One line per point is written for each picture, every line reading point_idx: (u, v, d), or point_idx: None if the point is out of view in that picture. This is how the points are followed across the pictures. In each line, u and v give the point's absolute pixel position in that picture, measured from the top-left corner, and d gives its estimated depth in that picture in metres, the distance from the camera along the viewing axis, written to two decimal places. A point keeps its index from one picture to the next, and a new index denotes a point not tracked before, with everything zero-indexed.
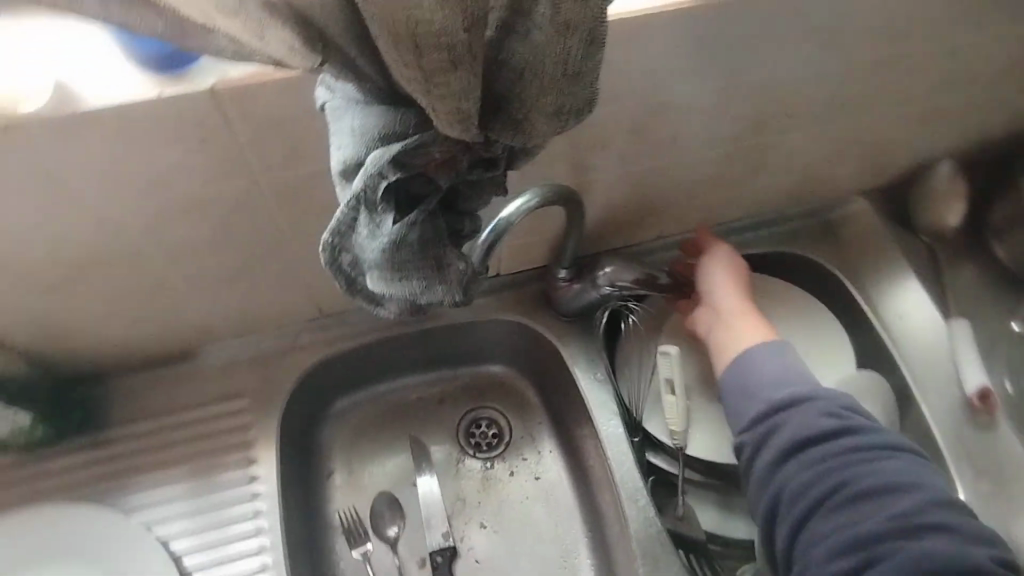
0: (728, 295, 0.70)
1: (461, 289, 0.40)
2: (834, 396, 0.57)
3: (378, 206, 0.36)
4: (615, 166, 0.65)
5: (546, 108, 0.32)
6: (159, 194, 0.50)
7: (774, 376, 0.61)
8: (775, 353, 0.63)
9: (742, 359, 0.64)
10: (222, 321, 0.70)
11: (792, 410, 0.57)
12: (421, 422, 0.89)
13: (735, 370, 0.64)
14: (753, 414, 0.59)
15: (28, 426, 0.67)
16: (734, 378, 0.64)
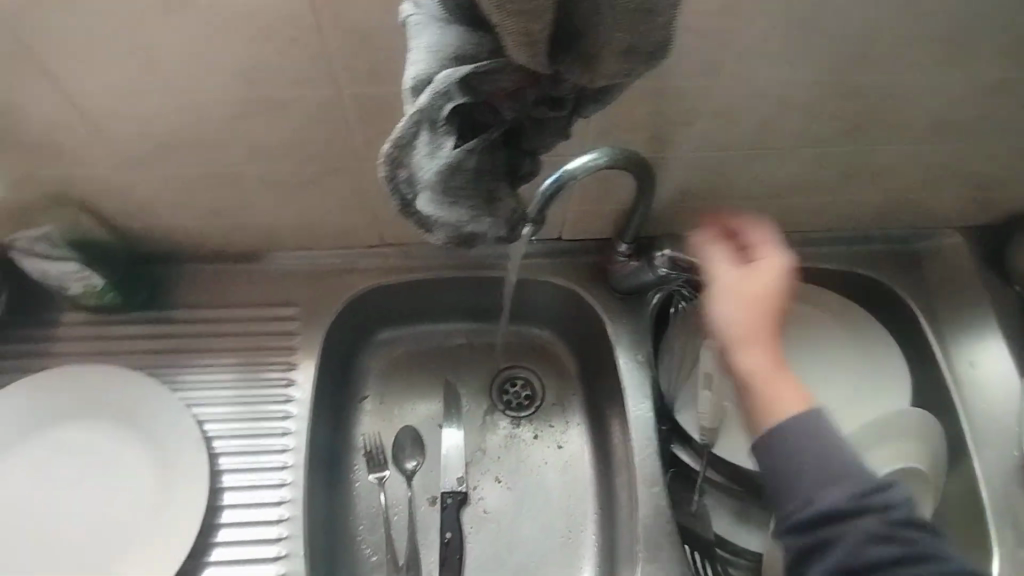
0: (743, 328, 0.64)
1: (509, 227, 0.41)
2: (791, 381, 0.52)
3: (440, 128, 0.36)
4: (696, 145, 0.63)
5: (622, 46, 0.29)
6: (247, 88, 0.52)
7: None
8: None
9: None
10: (289, 230, 0.73)
11: (795, 386, 0.51)
12: (458, 368, 0.91)
13: (754, 425, 0.57)
14: (759, 405, 0.54)
15: (101, 289, 0.70)
16: (756, 434, 0.56)
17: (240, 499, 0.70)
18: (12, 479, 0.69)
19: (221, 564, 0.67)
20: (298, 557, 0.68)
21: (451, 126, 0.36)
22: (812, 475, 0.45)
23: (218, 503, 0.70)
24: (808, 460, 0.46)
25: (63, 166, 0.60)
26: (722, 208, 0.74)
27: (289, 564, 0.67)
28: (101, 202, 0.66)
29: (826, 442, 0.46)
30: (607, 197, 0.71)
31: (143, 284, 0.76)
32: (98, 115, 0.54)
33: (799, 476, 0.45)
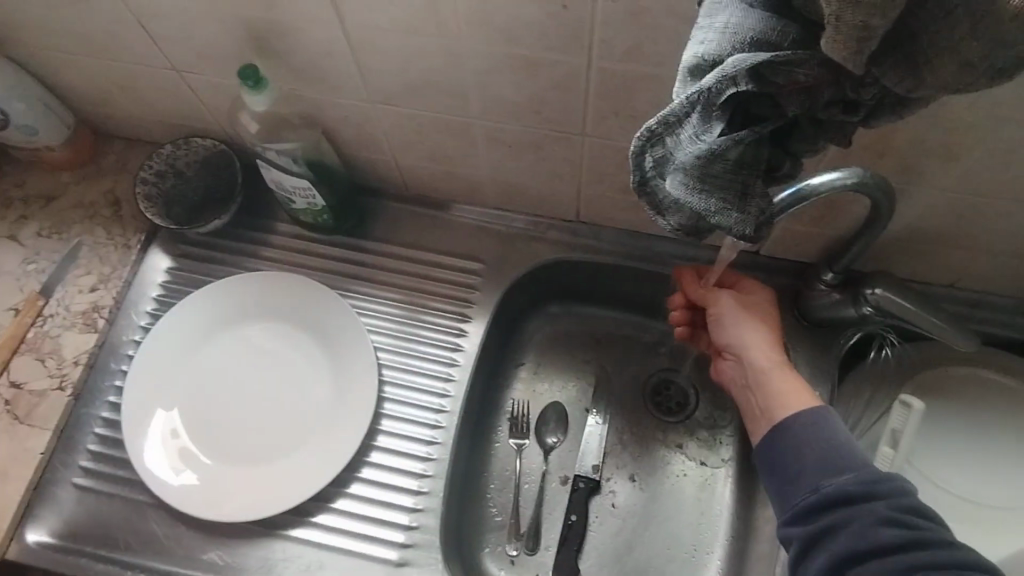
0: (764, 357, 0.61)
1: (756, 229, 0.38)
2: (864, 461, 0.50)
3: (715, 111, 0.35)
4: (948, 183, 0.57)
5: (962, 60, 0.27)
6: (505, 42, 0.54)
7: (820, 461, 0.51)
8: (814, 429, 0.53)
9: (783, 439, 0.54)
10: (494, 188, 0.76)
11: (840, 467, 0.50)
12: (616, 358, 0.90)
13: (773, 452, 0.55)
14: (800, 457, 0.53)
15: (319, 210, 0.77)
16: (773, 458, 0.54)
17: (396, 429, 0.74)
18: (211, 357, 0.77)
19: (368, 483, 0.72)
20: (437, 497, 0.72)
21: (726, 111, 0.35)
22: (815, 475, 0.51)
23: (377, 428, 0.75)
24: (813, 464, 0.52)
25: (320, 90, 0.65)
26: (952, 257, 0.67)
27: (428, 501, 0.71)
28: (339, 129, 0.72)
29: (829, 443, 0.52)
30: (825, 220, 0.67)
31: (353, 212, 0.82)
32: (365, 50, 0.59)
33: (805, 479, 0.52)
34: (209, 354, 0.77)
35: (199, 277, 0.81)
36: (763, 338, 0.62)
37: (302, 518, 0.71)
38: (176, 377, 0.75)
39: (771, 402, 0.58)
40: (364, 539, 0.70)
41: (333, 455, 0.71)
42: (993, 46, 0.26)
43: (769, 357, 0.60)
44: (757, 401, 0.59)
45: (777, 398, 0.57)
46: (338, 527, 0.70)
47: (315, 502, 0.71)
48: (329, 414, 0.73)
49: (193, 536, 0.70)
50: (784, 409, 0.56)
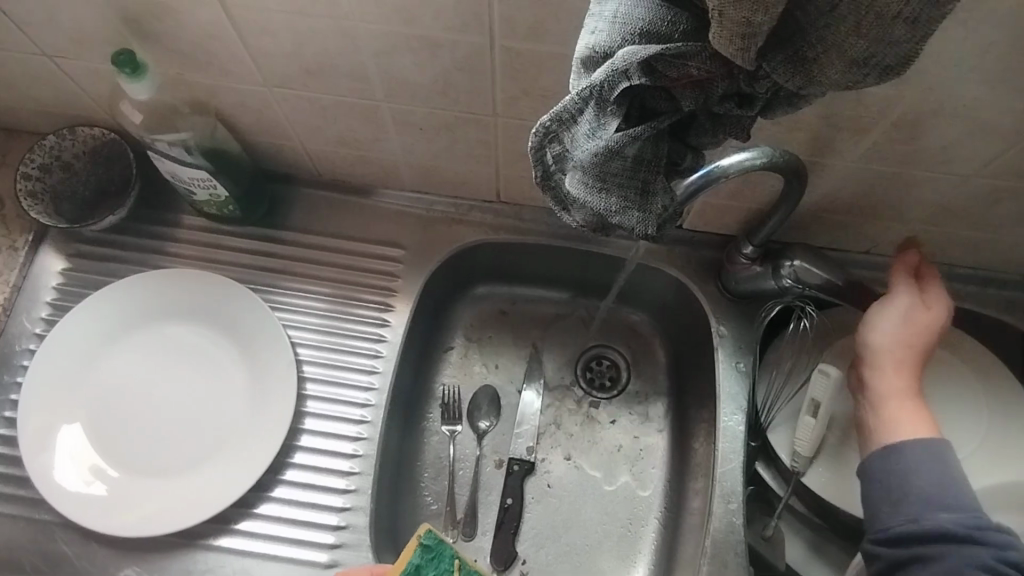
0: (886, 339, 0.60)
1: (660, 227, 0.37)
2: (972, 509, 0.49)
3: (609, 106, 0.33)
4: (859, 157, 0.57)
5: (849, 55, 0.26)
6: (400, 24, 0.50)
7: (926, 492, 0.51)
8: (927, 458, 0.52)
9: (892, 457, 0.54)
10: (410, 171, 0.72)
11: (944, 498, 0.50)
12: (547, 337, 0.88)
13: (883, 476, 0.53)
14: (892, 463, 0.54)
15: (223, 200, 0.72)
16: (880, 477, 0.53)
17: (321, 428, 0.72)
18: (115, 365, 0.72)
19: (292, 485, 0.70)
20: (365, 495, 0.70)
21: (620, 108, 0.33)
22: (920, 501, 0.50)
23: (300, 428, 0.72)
24: (914, 483, 0.52)
25: (209, 74, 0.60)
26: (869, 225, 0.68)
27: (356, 500, 0.69)
28: (238, 115, 0.67)
29: (941, 473, 0.51)
30: (744, 194, 0.66)
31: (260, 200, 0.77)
32: (249, 32, 0.54)
33: (908, 498, 0.51)
34: (113, 362, 0.72)
35: (98, 277, 0.76)
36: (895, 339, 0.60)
37: (226, 526, 0.68)
38: (78, 389, 0.70)
39: (882, 420, 0.57)
40: (291, 542, 0.67)
41: (254, 459, 0.68)
42: (877, 43, 0.25)
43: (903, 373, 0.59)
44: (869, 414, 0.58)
45: (887, 420, 0.56)
46: (263, 532, 0.68)
47: (238, 509, 0.69)
48: (249, 416, 0.70)
49: (107, 553, 0.67)
50: (893, 432, 0.55)
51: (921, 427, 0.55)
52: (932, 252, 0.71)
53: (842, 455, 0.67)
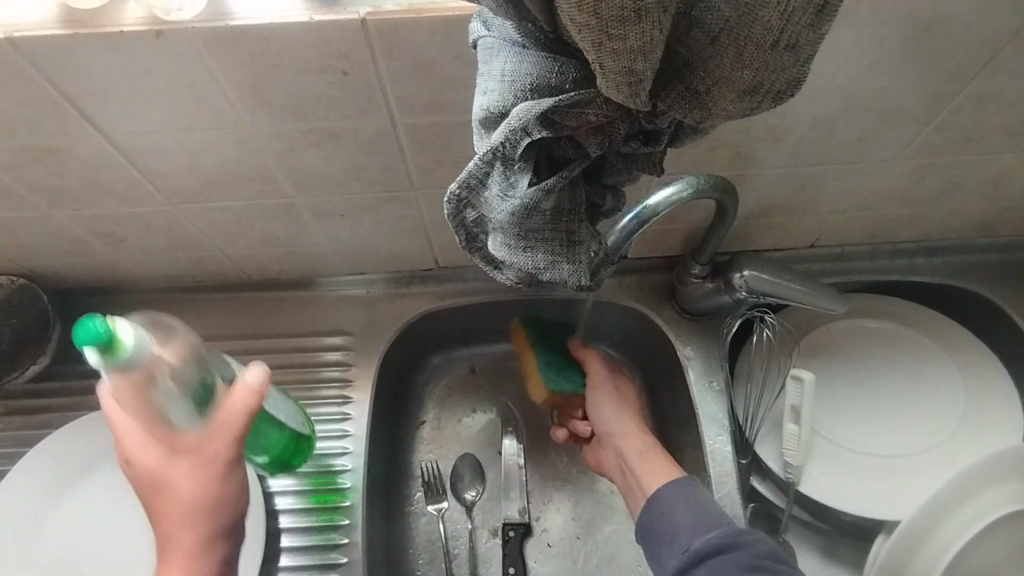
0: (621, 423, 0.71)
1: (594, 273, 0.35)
2: (756, 543, 0.54)
3: (515, 163, 0.31)
4: (782, 162, 0.58)
5: (739, 84, 0.25)
6: (294, 121, 0.48)
7: (690, 522, 0.58)
8: (679, 496, 0.61)
9: (656, 507, 0.61)
10: (341, 256, 0.70)
11: (721, 558, 0.54)
12: (517, 391, 0.86)
13: (651, 519, 0.61)
14: (677, 562, 0.57)
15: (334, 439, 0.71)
16: (651, 525, 0.61)
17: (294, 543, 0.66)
18: (71, 505, 0.67)
19: None
20: None
21: (528, 163, 0.32)
22: (686, 526, 0.58)
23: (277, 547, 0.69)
24: (674, 517, 0.60)
25: (109, 203, 0.57)
26: (805, 220, 0.68)
27: None
28: (148, 239, 0.64)
29: (688, 497, 0.61)
30: (681, 217, 0.65)
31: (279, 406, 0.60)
32: (142, 158, 0.51)
33: (674, 531, 0.59)
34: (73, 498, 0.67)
35: (30, 431, 0.70)
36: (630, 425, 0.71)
37: None
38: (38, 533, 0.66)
39: (639, 472, 0.67)
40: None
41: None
42: (761, 74, 0.24)
43: (637, 441, 0.70)
44: (630, 472, 0.68)
45: (647, 468, 0.67)
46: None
47: None
48: None
49: None
50: (654, 478, 0.65)
51: (658, 471, 0.66)
52: (869, 234, 0.73)
53: (832, 453, 0.66)
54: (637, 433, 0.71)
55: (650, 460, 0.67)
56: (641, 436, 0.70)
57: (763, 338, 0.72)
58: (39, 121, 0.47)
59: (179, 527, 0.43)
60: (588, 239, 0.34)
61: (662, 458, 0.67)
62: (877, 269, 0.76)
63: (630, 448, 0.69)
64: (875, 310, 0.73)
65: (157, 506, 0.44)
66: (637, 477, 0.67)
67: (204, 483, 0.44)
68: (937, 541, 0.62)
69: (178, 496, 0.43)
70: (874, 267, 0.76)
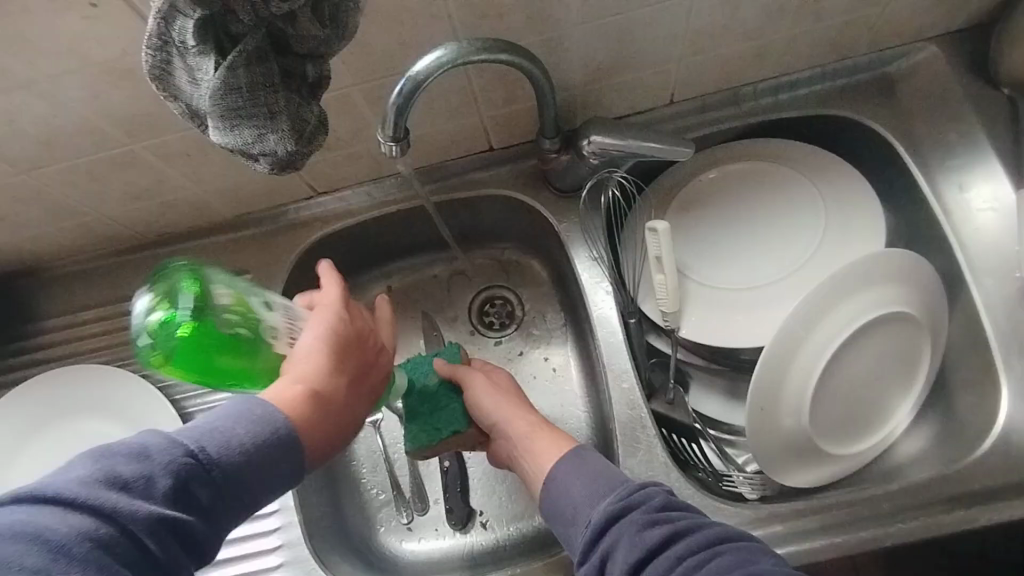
0: (509, 412, 0.65)
1: (303, 139, 0.38)
2: (651, 498, 0.49)
3: (187, 45, 0.34)
4: (582, 16, 0.59)
5: None
6: (85, 64, 0.51)
7: (586, 492, 0.53)
8: (573, 465, 0.56)
9: (553, 488, 0.55)
10: (216, 199, 0.73)
11: (617, 524, 0.48)
12: (435, 300, 0.89)
13: (551, 500, 0.55)
14: (580, 544, 0.50)
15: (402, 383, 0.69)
16: (553, 506, 0.55)
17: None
18: (15, 470, 0.72)
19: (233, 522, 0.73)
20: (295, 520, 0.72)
21: (201, 43, 0.34)
22: (583, 497, 0.52)
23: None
24: (573, 490, 0.54)
25: None
26: (646, 75, 0.69)
27: (287, 529, 0.72)
28: (22, 211, 0.67)
29: (582, 464, 0.55)
30: (517, 91, 0.67)
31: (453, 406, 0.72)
32: None
33: (574, 504, 0.53)
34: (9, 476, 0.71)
35: None
36: (521, 409, 0.65)
37: None
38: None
39: (532, 458, 0.60)
40: (233, 564, 0.72)
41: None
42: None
43: (527, 424, 0.64)
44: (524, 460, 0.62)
45: (538, 450, 0.60)
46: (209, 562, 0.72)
47: None
48: None
49: None
50: (547, 459, 0.59)
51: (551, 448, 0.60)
52: (724, 78, 0.73)
53: (703, 293, 0.69)
54: (526, 415, 0.65)
55: (544, 438, 0.61)
56: (530, 413, 0.65)
57: (610, 198, 0.75)
58: None
59: (310, 409, 0.49)
60: (287, 106, 0.37)
61: (555, 433, 0.62)
62: (742, 114, 0.76)
63: (518, 430, 0.64)
64: (740, 153, 0.74)
65: (329, 350, 0.53)
66: (535, 462, 0.60)
67: (337, 408, 0.52)
68: (805, 352, 0.64)
69: (333, 379, 0.52)
70: (741, 111, 0.76)
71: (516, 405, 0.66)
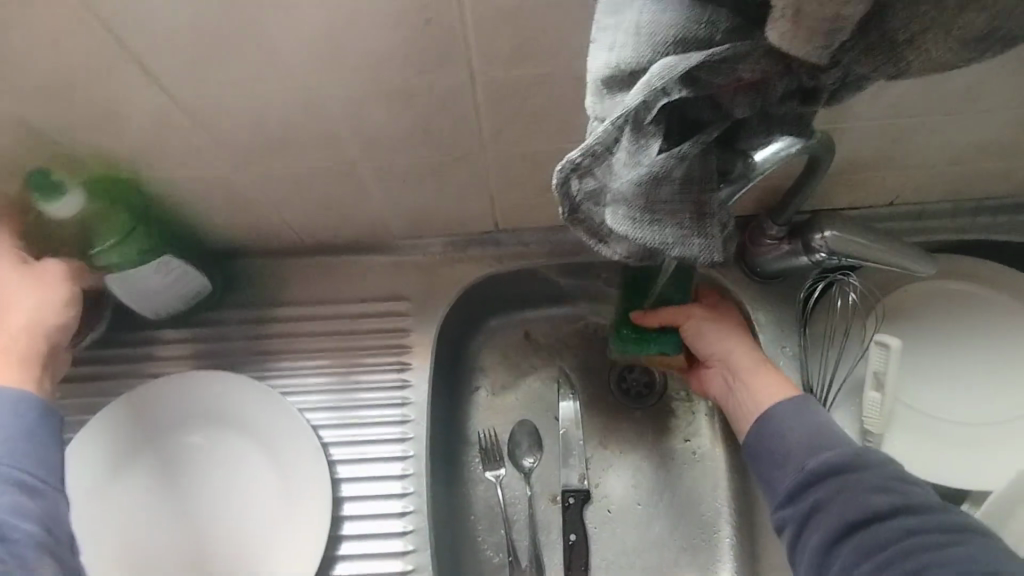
0: (727, 348, 0.64)
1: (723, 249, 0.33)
2: (884, 468, 0.51)
3: (648, 130, 0.29)
4: (877, 114, 0.54)
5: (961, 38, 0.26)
6: (366, 75, 0.47)
7: (803, 443, 0.55)
8: (794, 416, 0.57)
9: (766, 428, 0.57)
10: (401, 221, 0.68)
11: (835, 478, 0.51)
12: (575, 356, 0.83)
13: (761, 446, 0.57)
14: (786, 488, 0.54)
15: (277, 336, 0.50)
16: (759, 451, 0.57)
17: (358, 531, 0.65)
18: (132, 477, 0.64)
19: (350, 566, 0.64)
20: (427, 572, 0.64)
21: (660, 128, 0.29)
22: (800, 449, 0.54)
23: (335, 535, 0.65)
24: (791, 438, 0.55)
25: (168, 166, 0.56)
26: (890, 178, 0.65)
27: None
28: (207, 199, 0.62)
29: (810, 420, 0.56)
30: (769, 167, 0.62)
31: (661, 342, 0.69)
32: (203, 117, 0.51)
33: (788, 453, 0.55)
34: (121, 489, 0.64)
35: (92, 398, 0.70)
36: (736, 346, 0.64)
37: None
38: (94, 520, 0.62)
39: (746, 394, 0.61)
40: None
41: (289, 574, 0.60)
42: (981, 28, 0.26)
43: (742, 360, 0.63)
44: (739, 391, 0.62)
45: (753, 395, 0.60)
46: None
47: None
48: (284, 522, 0.63)
49: None
50: (762, 400, 0.60)
51: (771, 389, 0.60)
52: (958, 190, 0.67)
53: (912, 417, 0.64)
54: (743, 347, 0.64)
55: (761, 374, 0.61)
56: (748, 348, 0.64)
57: (846, 302, 0.70)
58: (100, 80, 0.47)
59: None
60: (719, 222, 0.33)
61: (776, 375, 0.61)
62: (961, 229, 0.70)
63: (737, 358, 0.63)
64: (957, 270, 0.69)
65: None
66: (750, 406, 0.60)
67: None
68: None
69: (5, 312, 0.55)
70: (961, 225, 0.70)
71: (732, 339, 0.64)
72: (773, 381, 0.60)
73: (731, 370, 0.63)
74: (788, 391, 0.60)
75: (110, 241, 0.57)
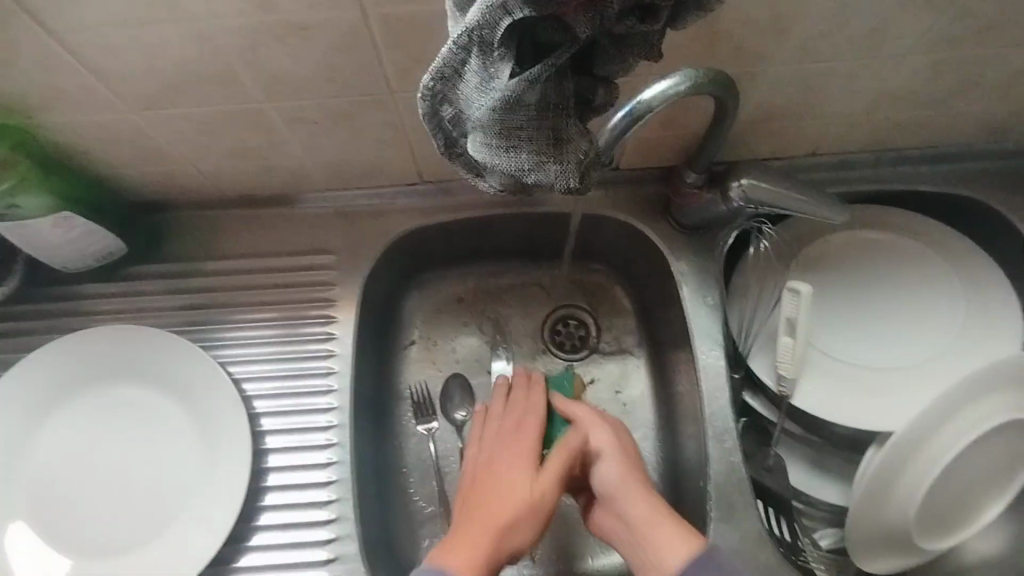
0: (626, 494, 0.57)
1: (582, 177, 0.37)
2: None
3: (495, 52, 0.32)
4: (786, 57, 0.55)
5: None
6: (259, 9, 0.46)
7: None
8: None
9: None
10: (322, 172, 0.67)
11: None
12: (508, 309, 0.82)
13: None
14: None
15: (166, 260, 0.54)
16: None
17: (280, 481, 0.65)
18: (50, 432, 0.64)
19: (276, 516, 0.64)
20: (351, 521, 0.64)
21: (508, 51, 0.32)
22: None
23: (258, 488, 0.65)
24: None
25: (65, 110, 0.54)
26: (809, 127, 0.65)
27: (341, 528, 0.64)
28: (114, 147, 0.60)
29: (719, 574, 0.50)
30: (687, 112, 0.62)
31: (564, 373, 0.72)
32: (95, 57, 0.49)
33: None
34: (37, 445, 0.63)
35: (7, 354, 0.68)
36: (632, 484, 0.58)
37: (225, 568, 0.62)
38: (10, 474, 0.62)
39: (647, 554, 0.53)
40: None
41: (202, 539, 0.60)
42: None
43: (643, 509, 0.56)
44: (638, 553, 0.55)
45: (652, 551, 0.53)
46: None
47: (217, 568, 0.62)
48: (204, 475, 0.63)
49: None
50: (664, 560, 0.52)
51: (671, 551, 0.52)
52: (877, 139, 0.68)
53: (825, 362, 0.66)
54: (641, 495, 0.57)
55: (659, 530, 0.54)
56: (645, 494, 0.57)
57: (759, 249, 0.71)
58: None
59: None
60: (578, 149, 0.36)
61: (679, 526, 0.54)
62: (882, 180, 0.71)
63: (635, 513, 0.56)
64: (875, 220, 0.71)
65: None
66: (649, 555, 0.53)
67: None
68: (925, 453, 0.61)
69: None
70: (882, 177, 0.71)
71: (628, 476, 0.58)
72: (673, 535, 0.53)
73: (631, 539, 0.55)
74: (691, 542, 0.52)
75: (11, 181, 0.56)
